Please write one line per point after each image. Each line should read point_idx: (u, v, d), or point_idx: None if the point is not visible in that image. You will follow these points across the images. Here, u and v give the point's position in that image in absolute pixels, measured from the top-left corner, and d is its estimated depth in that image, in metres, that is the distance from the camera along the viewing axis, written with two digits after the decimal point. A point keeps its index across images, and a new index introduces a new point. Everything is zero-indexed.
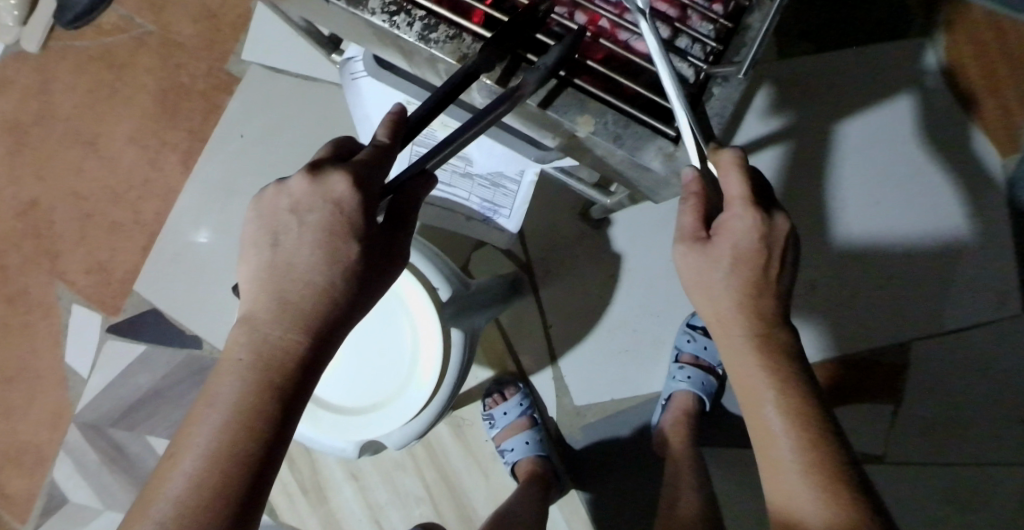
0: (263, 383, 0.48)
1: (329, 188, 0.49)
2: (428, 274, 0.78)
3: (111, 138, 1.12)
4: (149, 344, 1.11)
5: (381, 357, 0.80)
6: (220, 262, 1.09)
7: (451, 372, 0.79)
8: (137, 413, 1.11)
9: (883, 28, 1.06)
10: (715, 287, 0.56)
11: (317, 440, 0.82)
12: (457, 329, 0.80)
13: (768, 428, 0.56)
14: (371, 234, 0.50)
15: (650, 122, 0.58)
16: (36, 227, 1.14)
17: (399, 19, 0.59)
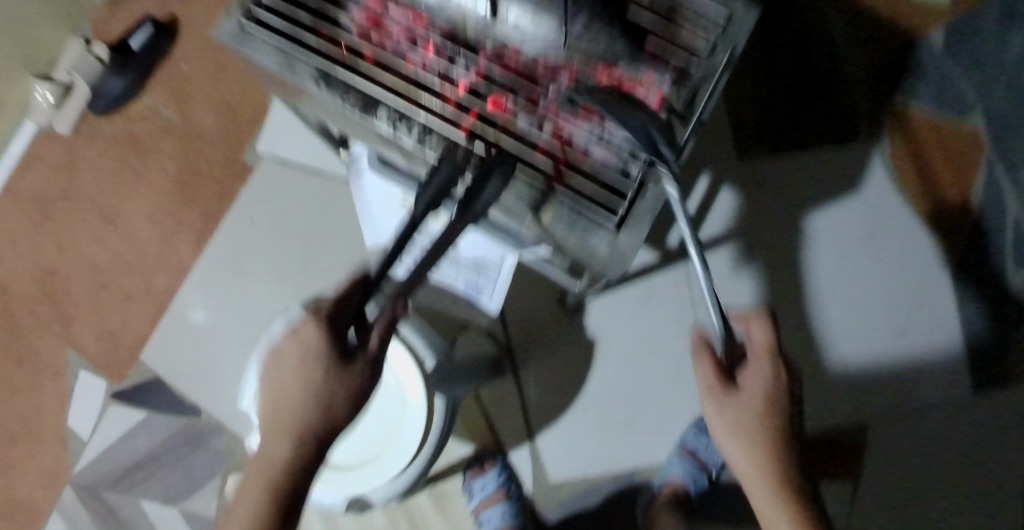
0: (270, 486, 0.64)
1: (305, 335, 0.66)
2: (417, 345, 0.86)
3: (130, 216, 1.22)
4: (151, 410, 1.17)
5: (360, 419, 0.87)
6: (223, 336, 1.17)
7: (433, 435, 0.85)
8: (132, 476, 1.17)
9: (836, 134, 1.21)
10: (748, 426, 0.70)
11: (311, 495, 0.88)
12: (440, 394, 0.86)
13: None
14: (342, 363, 0.66)
15: (597, 212, 0.71)
16: (52, 294, 1.22)
17: (402, 127, 0.74)
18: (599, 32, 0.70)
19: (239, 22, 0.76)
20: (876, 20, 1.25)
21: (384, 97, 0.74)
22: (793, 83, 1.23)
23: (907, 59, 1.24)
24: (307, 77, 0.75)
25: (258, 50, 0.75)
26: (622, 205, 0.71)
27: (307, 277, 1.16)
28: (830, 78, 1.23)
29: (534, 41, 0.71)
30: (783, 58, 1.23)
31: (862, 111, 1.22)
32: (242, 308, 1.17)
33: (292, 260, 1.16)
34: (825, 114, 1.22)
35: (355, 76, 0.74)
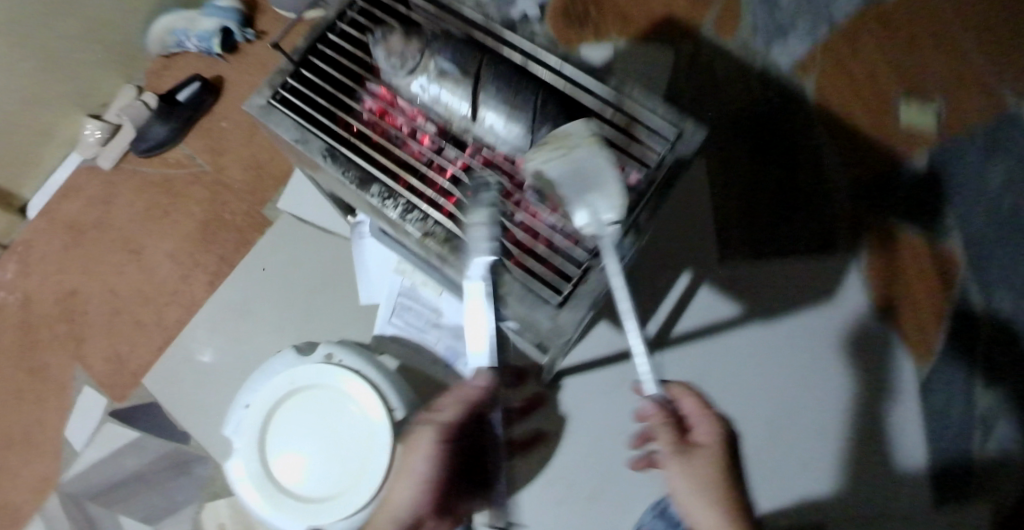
0: None
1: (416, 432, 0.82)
2: (388, 394, 0.88)
3: (154, 250, 1.32)
4: (143, 432, 1.24)
5: (337, 464, 0.87)
6: (221, 369, 1.25)
7: (394, 481, 0.85)
8: (116, 492, 1.22)
9: (814, 245, 1.29)
10: (697, 491, 0.75)
11: (271, 527, 0.86)
12: (406, 443, 0.87)
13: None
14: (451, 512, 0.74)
15: (544, 291, 0.78)
16: (69, 312, 1.31)
17: (388, 202, 0.81)
18: None
19: (266, 99, 0.85)
20: (863, 142, 1.35)
21: (379, 176, 0.82)
22: (778, 192, 1.32)
23: (890, 179, 1.32)
24: (316, 152, 0.83)
25: (280, 125, 0.84)
26: (566, 287, 0.78)
27: (306, 325, 1.24)
28: (815, 192, 1.32)
29: (505, 141, 0.81)
30: (769, 169, 1.34)
31: (844, 225, 1.30)
32: (243, 345, 1.25)
33: (295, 307, 1.25)
34: (807, 225, 1.30)
35: (358, 156, 0.83)
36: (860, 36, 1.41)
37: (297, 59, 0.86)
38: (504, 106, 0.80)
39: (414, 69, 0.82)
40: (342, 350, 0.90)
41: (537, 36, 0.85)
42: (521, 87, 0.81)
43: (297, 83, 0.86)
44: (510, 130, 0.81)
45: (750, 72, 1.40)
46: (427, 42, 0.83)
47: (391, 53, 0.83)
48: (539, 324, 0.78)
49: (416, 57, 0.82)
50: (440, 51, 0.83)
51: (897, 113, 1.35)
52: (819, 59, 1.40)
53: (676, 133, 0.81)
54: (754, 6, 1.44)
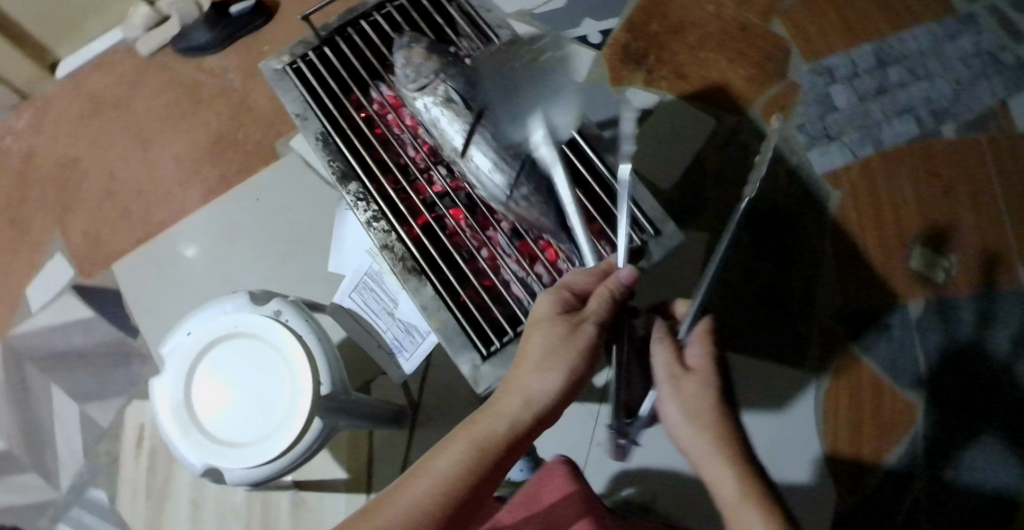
0: (471, 467, 0.67)
1: (540, 307, 0.76)
2: (320, 368, 0.89)
3: (163, 147, 1.35)
4: (97, 314, 1.27)
5: (253, 413, 0.89)
6: (186, 280, 1.27)
7: (298, 449, 0.87)
8: (55, 361, 1.26)
9: (784, 354, 1.29)
10: (687, 404, 0.76)
11: (177, 452, 0.89)
12: (320, 418, 0.89)
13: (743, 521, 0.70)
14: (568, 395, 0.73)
15: (473, 338, 0.84)
16: (66, 179, 1.34)
17: (361, 204, 0.90)
18: (540, 201, 0.84)
19: (283, 64, 0.95)
20: (866, 271, 1.33)
21: (362, 177, 0.91)
22: (765, 290, 1.33)
23: (880, 314, 1.30)
24: (311, 133, 0.92)
25: (287, 91, 0.94)
26: (494, 341, 0.84)
27: (279, 267, 1.26)
28: (802, 302, 1.32)
29: (491, 186, 0.88)
30: (763, 266, 1.35)
31: (818, 341, 1.30)
32: (213, 265, 1.27)
33: (274, 245, 1.27)
34: (782, 332, 1.31)
35: (348, 151, 0.92)
36: (900, 167, 1.38)
37: (325, 37, 0.96)
38: (496, 152, 0.87)
39: (424, 86, 0.90)
40: (292, 311, 0.92)
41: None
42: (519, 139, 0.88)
43: (314, 58, 0.96)
44: (497, 172, 0.87)
45: (778, 169, 1.40)
46: (444, 65, 0.91)
47: (408, 65, 0.91)
48: (459, 368, 0.83)
49: (429, 76, 0.90)
50: (454, 77, 0.91)
51: (908, 253, 1.33)
52: (852, 177, 1.38)
53: (652, 231, 0.91)
54: (808, 104, 1.43)
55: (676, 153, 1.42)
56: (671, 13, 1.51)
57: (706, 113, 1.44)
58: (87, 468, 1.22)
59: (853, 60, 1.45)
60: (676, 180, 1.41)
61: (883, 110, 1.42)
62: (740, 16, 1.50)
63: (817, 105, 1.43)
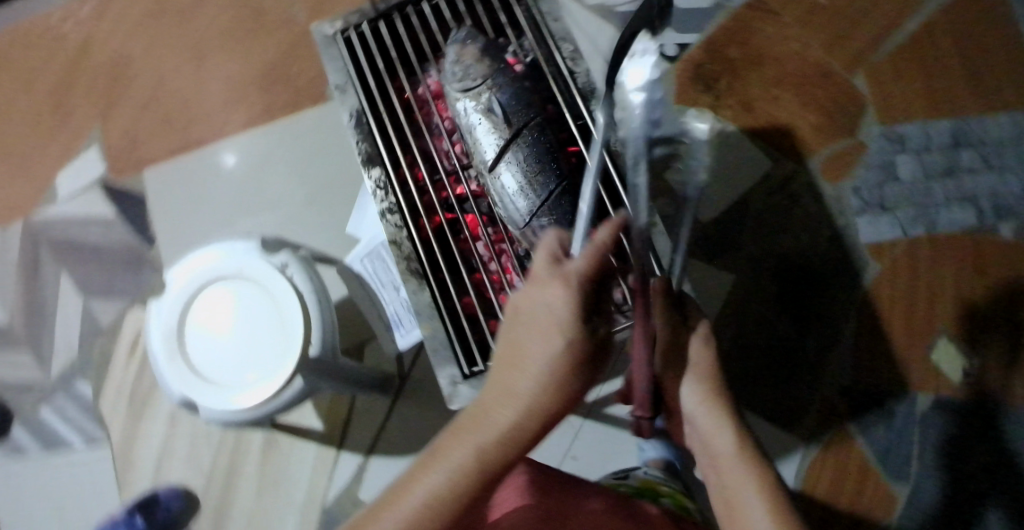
0: (471, 474, 0.59)
1: (551, 303, 0.63)
2: (313, 329, 0.89)
3: (216, 65, 1.34)
4: (118, 215, 1.29)
5: (239, 357, 0.89)
6: (211, 202, 1.28)
7: (276, 402, 0.88)
8: (69, 250, 1.28)
9: (778, 414, 1.27)
10: None
11: (159, 376, 0.91)
12: (302, 378, 0.88)
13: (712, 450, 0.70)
14: (576, 367, 0.62)
15: (457, 355, 0.89)
16: (117, 75, 1.35)
17: (381, 192, 0.94)
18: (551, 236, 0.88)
19: (335, 32, 0.99)
20: (884, 352, 1.28)
21: (387, 164, 0.95)
22: (776, 347, 1.30)
23: (886, 400, 1.26)
24: (347, 108, 0.97)
25: (331, 57, 0.98)
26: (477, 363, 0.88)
27: (302, 210, 1.25)
28: (810, 368, 1.29)
29: (513, 206, 0.89)
30: (780, 323, 1.31)
31: (815, 410, 1.27)
32: (239, 193, 1.28)
33: (302, 188, 1.27)
34: (782, 392, 1.28)
35: (380, 135, 0.95)
36: (948, 255, 1.31)
37: (382, 12, 0.98)
38: (523, 176, 0.88)
39: (469, 90, 0.91)
40: (297, 267, 0.91)
41: (603, 117, 0.95)
42: (549, 166, 0.88)
43: (365, 31, 0.98)
44: (521, 196, 0.88)
45: (821, 228, 1.35)
46: (494, 72, 0.91)
47: (458, 64, 0.91)
48: (439, 379, 0.89)
49: (477, 81, 0.91)
50: (501, 86, 0.91)
51: (931, 345, 1.27)
52: (896, 254, 1.32)
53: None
54: (869, 169, 1.37)
55: (720, 188, 1.38)
56: (754, 40, 1.44)
57: (764, 153, 1.39)
58: (78, 360, 1.25)
59: (930, 133, 1.37)
60: (715, 215, 1.37)
61: (948, 192, 1.35)
62: (824, 59, 1.42)
63: (879, 172, 1.37)
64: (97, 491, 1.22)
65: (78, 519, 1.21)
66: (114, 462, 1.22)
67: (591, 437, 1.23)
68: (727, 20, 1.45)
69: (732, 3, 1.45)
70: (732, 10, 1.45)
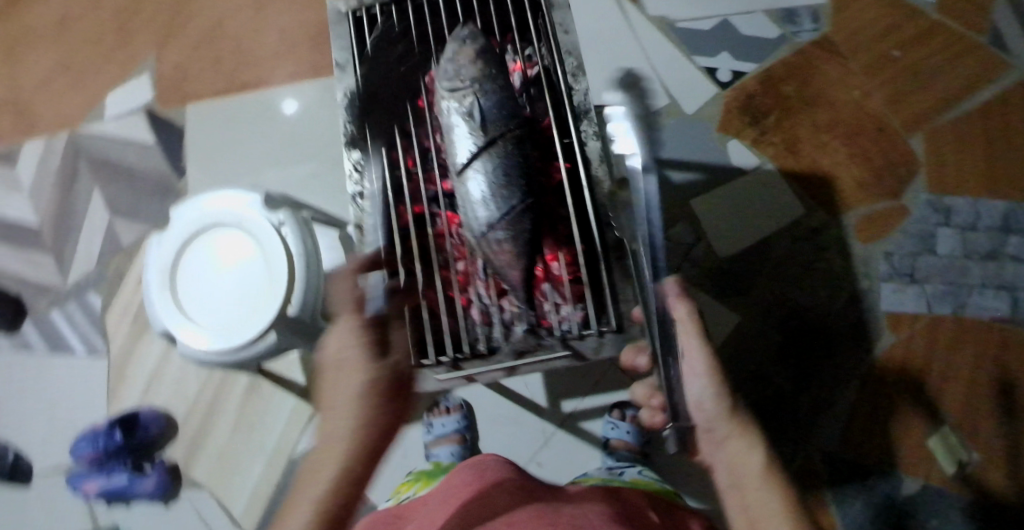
0: (331, 506, 0.61)
1: (342, 357, 0.66)
2: (296, 290, 0.91)
3: (273, 17, 1.38)
4: (156, 143, 1.34)
5: (224, 301, 0.93)
6: (240, 147, 1.32)
7: (248, 351, 0.91)
8: (104, 167, 1.34)
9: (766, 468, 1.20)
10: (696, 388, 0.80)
11: (148, 304, 0.95)
12: (275, 334, 0.91)
13: (764, 496, 0.70)
14: (394, 376, 0.66)
15: None
16: (181, 10, 1.40)
17: (357, 175, 0.90)
18: (505, 249, 0.82)
19: (347, 7, 0.95)
20: (880, 427, 1.22)
21: (369, 148, 0.90)
22: (772, 398, 1.23)
23: (870, 476, 1.20)
24: (342, 86, 0.92)
25: (339, 32, 0.94)
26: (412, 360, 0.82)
27: (326, 171, 1.29)
28: (802, 427, 1.22)
29: (471, 215, 0.83)
30: (778, 376, 1.24)
31: (797, 469, 1.21)
32: (270, 143, 1.31)
33: (331, 152, 1.30)
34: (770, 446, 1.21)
35: (370, 116, 0.91)
36: (969, 341, 1.24)
37: None
38: (485, 187, 0.83)
39: (457, 90, 0.86)
40: (292, 228, 0.93)
41: (591, 141, 0.87)
42: (518, 179, 0.83)
43: (378, 11, 0.95)
44: (482, 206, 0.83)
45: (843, 287, 1.27)
46: (487, 76, 0.86)
47: (453, 62, 0.87)
48: None
49: (467, 82, 0.86)
50: (488, 92, 0.86)
51: (930, 430, 1.21)
52: (915, 329, 1.25)
53: (615, 327, 0.81)
54: (907, 236, 1.29)
55: (750, 222, 1.30)
56: (814, 80, 1.36)
57: (799, 200, 1.31)
58: (94, 273, 1.32)
59: (979, 211, 1.29)
60: (735, 251, 1.29)
61: (983, 277, 1.27)
62: (884, 114, 1.34)
63: (915, 241, 1.29)
64: (87, 398, 1.29)
65: (65, 419, 1.28)
66: (108, 375, 1.29)
67: (560, 448, 1.18)
68: (789, 54, 1.37)
69: (798, 38, 1.38)
70: (797, 46, 1.37)
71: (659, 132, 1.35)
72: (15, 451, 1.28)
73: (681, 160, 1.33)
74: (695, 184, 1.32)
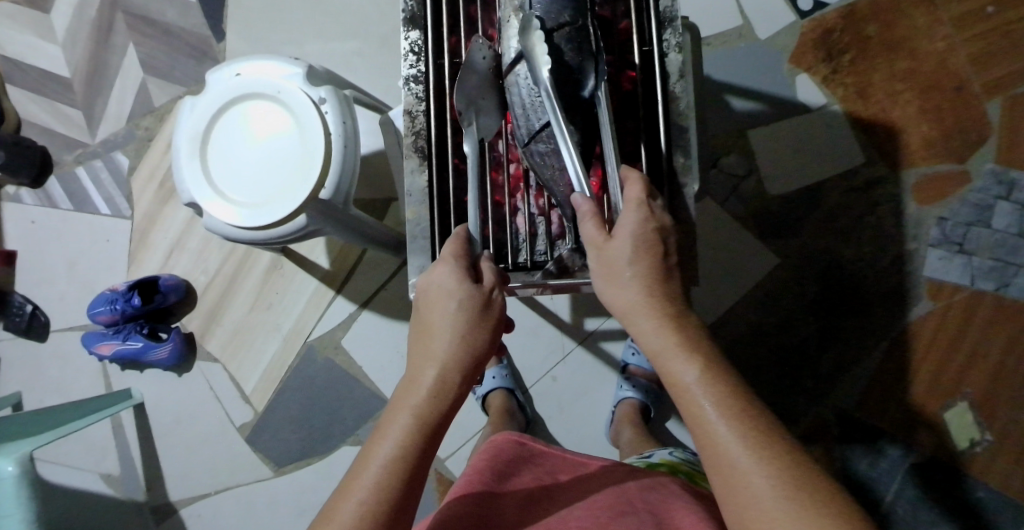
0: (425, 418, 0.62)
1: (436, 280, 0.66)
2: (330, 173, 0.87)
3: None
4: (198, 2, 1.27)
5: (258, 178, 0.90)
6: (286, 18, 1.26)
7: (279, 231, 0.89)
8: (142, 22, 1.28)
9: (779, 411, 1.21)
10: (623, 285, 0.65)
11: (177, 170, 0.92)
12: (306, 217, 0.88)
13: (710, 427, 0.59)
14: (491, 300, 0.66)
15: (436, 249, 0.76)
16: None
17: (412, 56, 0.78)
18: (554, 161, 0.73)
19: None
20: (900, 392, 1.19)
21: (428, 28, 0.79)
22: (794, 349, 1.22)
23: (880, 439, 1.19)
24: None
25: None
26: None
27: (372, 54, 1.23)
28: (819, 382, 1.21)
29: (517, 121, 0.74)
30: (805, 327, 1.22)
31: (807, 422, 1.20)
32: (317, 18, 1.25)
33: (380, 33, 1.24)
34: (784, 395, 1.21)
35: None
36: (1007, 322, 1.19)
37: None
38: (529, 95, 0.72)
39: None
40: (333, 106, 0.88)
41: (673, 53, 0.78)
42: (568, 86, 0.70)
43: None
44: (525, 112, 0.73)
45: (888, 248, 1.22)
46: None
47: None
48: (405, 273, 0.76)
49: None
50: None
51: (949, 404, 1.19)
52: (954, 302, 1.20)
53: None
54: (966, 203, 1.22)
55: (803, 166, 1.25)
56: (900, 22, 1.25)
57: (860, 147, 1.24)
58: (125, 132, 1.29)
59: None
60: (784, 193, 1.24)
61: None
62: (967, 69, 1.24)
63: (973, 211, 1.21)
64: (110, 258, 1.28)
65: (88, 276, 1.28)
66: (130, 237, 1.28)
67: (576, 365, 1.17)
68: None
69: None
70: None
71: (725, 57, 1.27)
72: (34, 305, 1.28)
73: (744, 89, 1.26)
74: (756, 114, 1.26)
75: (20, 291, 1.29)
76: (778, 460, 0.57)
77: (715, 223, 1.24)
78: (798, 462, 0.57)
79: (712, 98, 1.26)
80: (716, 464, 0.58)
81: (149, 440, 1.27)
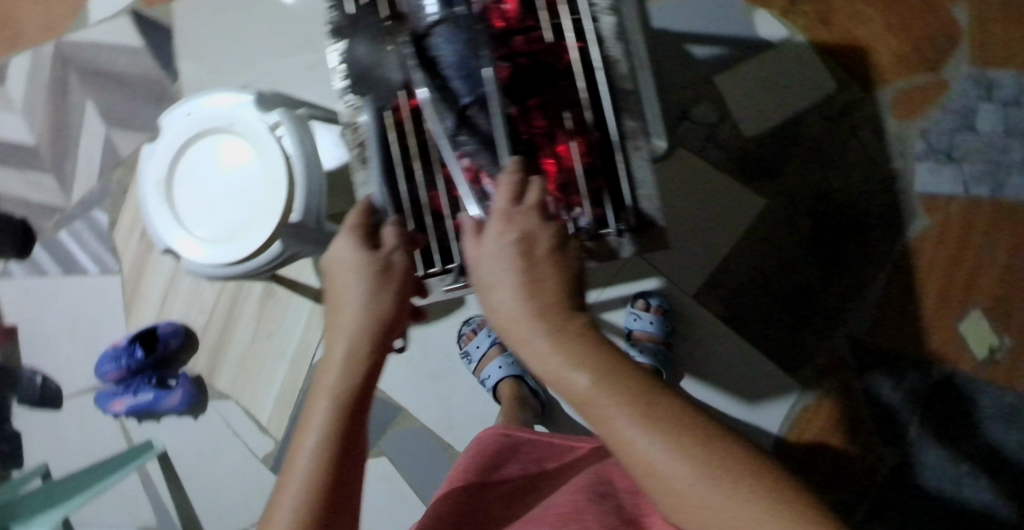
0: (344, 398, 0.58)
1: (336, 255, 0.64)
2: (297, 196, 0.86)
3: None
4: (146, 46, 1.27)
5: (225, 213, 0.89)
6: (235, 48, 1.25)
7: (256, 262, 0.89)
8: (95, 77, 1.28)
9: (793, 351, 1.19)
10: (501, 296, 0.55)
11: (146, 221, 0.92)
12: (281, 243, 0.88)
13: (620, 433, 0.51)
14: (394, 265, 0.63)
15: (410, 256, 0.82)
16: None
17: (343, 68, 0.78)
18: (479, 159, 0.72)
19: None
20: (910, 310, 1.18)
21: None
22: (793, 289, 1.20)
23: (900, 360, 1.17)
24: None
25: None
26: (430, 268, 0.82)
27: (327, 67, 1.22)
28: (824, 318, 1.19)
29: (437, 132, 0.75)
30: (804, 262, 1.20)
31: (822, 358, 1.19)
32: (266, 41, 1.24)
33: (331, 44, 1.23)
34: (794, 336, 1.20)
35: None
36: (1008, 224, 1.17)
37: None
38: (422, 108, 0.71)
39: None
40: (288, 128, 0.87)
41: (604, 16, 0.80)
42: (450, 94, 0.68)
43: None
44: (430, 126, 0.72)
45: (876, 168, 1.20)
46: None
47: None
48: None
49: None
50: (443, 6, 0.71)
51: (963, 314, 1.17)
52: (951, 212, 1.18)
53: (633, 223, 0.77)
54: (946, 112, 1.20)
55: (774, 104, 1.23)
56: None
57: (831, 74, 1.22)
58: (98, 189, 1.29)
59: None
60: (761, 132, 1.22)
61: None
62: None
63: (955, 118, 1.19)
64: (107, 316, 1.29)
65: (89, 336, 1.29)
66: (123, 291, 1.28)
67: None
68: None
69: None
70: None
71: (680, 7, 1.24)
72: (43, 375, 1.30)
73: (704, 36, 1.24)
74: (719, 59, 1.23)
75: (27, 363, 1.30)
76: (697, 451, 0.50)
77: (696, 176, 1.22)
78: (719, 448, 0.51)
79: (673, 51, 1.24)
80: (638, 475, 0.51)
81: (176, 486, 1.28)
